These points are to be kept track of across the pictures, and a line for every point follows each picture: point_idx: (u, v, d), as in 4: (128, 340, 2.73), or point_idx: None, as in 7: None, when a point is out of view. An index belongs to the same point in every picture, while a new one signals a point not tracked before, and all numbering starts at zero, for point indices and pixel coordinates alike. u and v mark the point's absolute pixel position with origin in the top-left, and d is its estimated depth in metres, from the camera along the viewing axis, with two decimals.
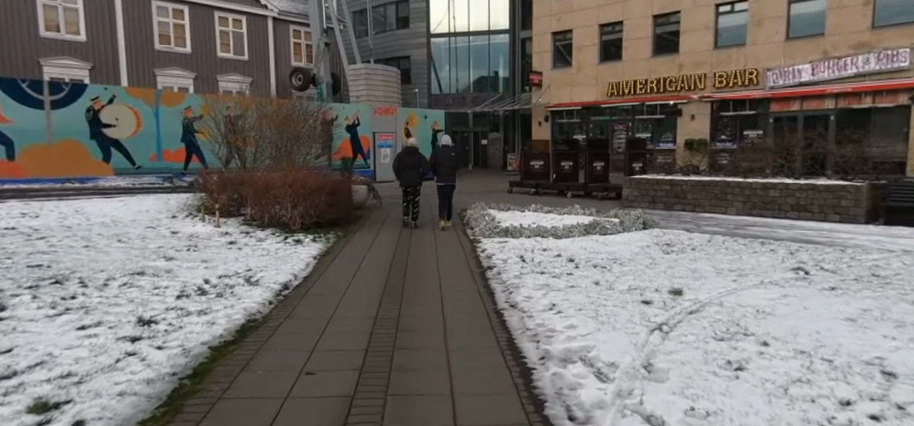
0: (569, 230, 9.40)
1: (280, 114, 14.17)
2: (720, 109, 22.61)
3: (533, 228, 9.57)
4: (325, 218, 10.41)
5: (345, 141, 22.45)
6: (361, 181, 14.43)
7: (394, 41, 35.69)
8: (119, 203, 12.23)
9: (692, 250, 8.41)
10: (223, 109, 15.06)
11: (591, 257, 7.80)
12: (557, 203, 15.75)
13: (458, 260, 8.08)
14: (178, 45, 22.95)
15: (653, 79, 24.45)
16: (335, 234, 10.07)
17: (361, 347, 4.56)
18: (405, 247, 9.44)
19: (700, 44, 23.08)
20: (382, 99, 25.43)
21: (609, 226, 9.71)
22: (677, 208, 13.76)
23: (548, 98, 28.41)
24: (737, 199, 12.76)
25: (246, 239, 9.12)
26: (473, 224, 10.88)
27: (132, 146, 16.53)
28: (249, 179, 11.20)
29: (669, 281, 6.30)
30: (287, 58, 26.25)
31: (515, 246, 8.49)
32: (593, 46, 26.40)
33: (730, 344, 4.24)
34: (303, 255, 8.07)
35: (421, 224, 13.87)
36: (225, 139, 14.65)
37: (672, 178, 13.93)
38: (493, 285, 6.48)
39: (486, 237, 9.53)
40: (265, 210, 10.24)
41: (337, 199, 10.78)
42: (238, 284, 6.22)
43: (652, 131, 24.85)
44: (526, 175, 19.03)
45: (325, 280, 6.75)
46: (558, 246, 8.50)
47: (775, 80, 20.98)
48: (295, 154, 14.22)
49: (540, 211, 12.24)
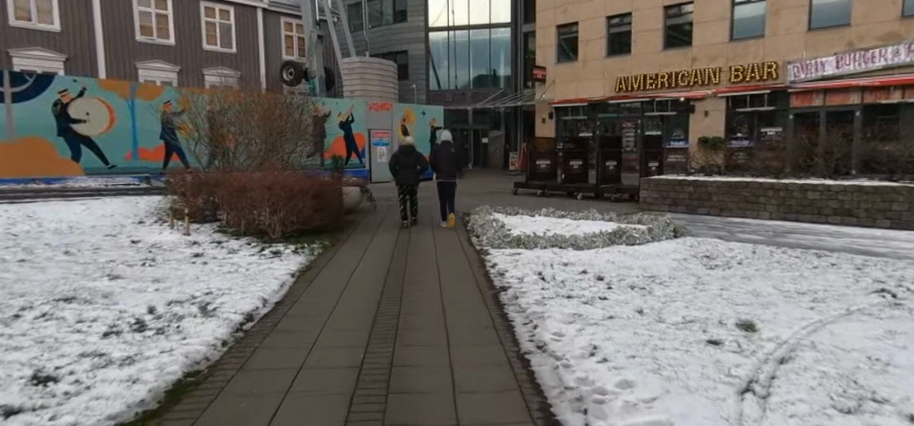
0: (591, 240, 8.12)
1: (264, 108, 12.77)
2: (736, 106, 21.35)
3: (549, 237, 8.29)
4: (310, 228, 9.10)
5: (338, 139, 21.16)
6: (354, 181, 13.17)
7: (390, 35, 34.30)
8: (79, 206, 10.93)
9: (739, 264, 7.15)
10: (203, 102, 13.58)
11: (624, 275, 6.53)
12: (567, 206, 14.45)
13: (464, 276, 6.76)
14: (161, 36, 21.62)
15: (663, 74, 23.19)
16: (320, 243, 8.75)
17: (340, 413, 3.22)
18: (402, 257, 8.13)
19: (714, 36, 21.84)
20: (378, 95, 24.13)
21: (637, 235, 8.43)
22: (702, 211, 12.49)
23: (553, 94, 27.14)
24: (770, 201, 11.50)
25: (216, 251, 7.82)
26: (479, 231, 9.60)
27: (105, 143, 15.24)
28: (224, 180, 9.92)
29: (732, 310, 5.02)
30: (277, 51, 24.92)
31: (531, 261, 7.21)
32: (600, 40, 25.18)
33: (864, 422, 2.95)
34: (279, 272, 6.76)
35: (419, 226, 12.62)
36: (204, 137, 13.21)
37: (696, 179, 12.65)
38: (511, 313, 5.16)
39: (495, 247, 8.26)
40: (241, 216, 8.97)
41: (323, 203, 9.47)
42: (188, 315, 4.90)
43: (662, 129, 23.60)
44: (532, 174, 17.74)
45: (301, 307, 5.43)
46: (582, 261, 7.23)
47: (796, 74, 19.72)
48: (281, 153, 12.91)
49: (553, 215, 10.96)
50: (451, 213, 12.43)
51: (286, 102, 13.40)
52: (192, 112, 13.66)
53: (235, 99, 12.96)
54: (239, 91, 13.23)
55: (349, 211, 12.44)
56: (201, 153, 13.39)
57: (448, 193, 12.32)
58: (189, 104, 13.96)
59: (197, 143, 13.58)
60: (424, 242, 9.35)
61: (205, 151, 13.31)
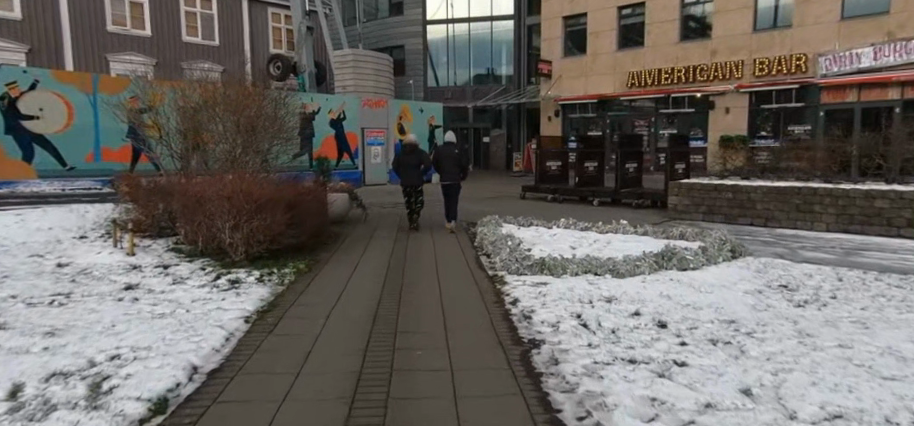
0: (634, 266, 6.42)
1: (245, 103, 10.82)
2: (759, 102, 19.72)
3: (581, 261, 6.61)
4: (279, 248, 7.38)
5: (330, 139, 19.46)
6: (342, 186, 11.46)
7: (385, 29, 32.53)
8: (13, 216, 9.21)
9: (835, 300, 5.49)
10: (172, 97, 11.43)
11: (695, 320, 4.84)
12: (585, 214, 12.83)
13: (478, 320, 5.06)
14: (135, 27, 19.89)
15: (680, 68, 21.54)
16: (293, 266, 7.04)
17: None
18: (396, 286, 6.46)
19: (736, 26, 20.20)
20: (372, 91, 22.44)
21: (691, 256, 6.74)
22: (743, 221, 10.85)
23: (559, 90, 25.47)
24: (827, 210, 9.85)
25: (157, 281, 6.10)
26: (490, 248, 7.92)
27: (61, 143, 13.57)
28: (179, 186, 8.23)
29: (889, 392, 3.34)
30: (264, 44, 23.25)
31: (566, 297, 5.51)
32: (611, 32, 23.55)
33: None
34: (229, 314, 5.03)
35: (425, 228, 11.30)
36: (172, 132, 11.21)
37: (736, 183, 11.01)
38: (554, 396, 3.44)
39: (515, 274, 6.56)
40: (198, 230, 7.27)
41: (298, 215, 7.78)
42: (62, 408, 3.17)
43: (678, 127, 21.96)
44: (541, 177, 15.97)
45: (247, 382, 3.70)
46: (630, 296, 5.56)
47: (828, 67, 18.07)
48: (258, 155, 10.96)
49: (575, 228, 9.30)
50: (454, 217, 10.90)
51: (269, 98, 11.55)
52: (158, 108, 11.64)
53: (207, 95, 10.88)
54: (211, 81, 11.33)
55: (335, 222, 10.73)
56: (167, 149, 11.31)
57: (453, 193, 11.03)
58: (157, 101, 11.74)
59: (158, 138, 11.49)
60: (423, 262, 7.66)
61: (171, 148, 11.24)
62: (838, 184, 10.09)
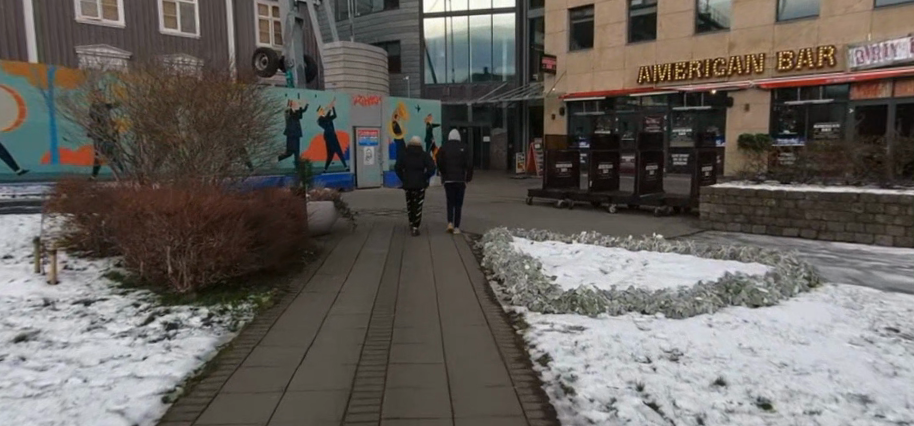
0: (695, 303, 4.93)
1: (215, 90, 8.25)
2: (782, 98, 18.32)
3: (622, 295, 5.16)
4: (236, 277, 5.82)
5: (319, 138, 18.02)
6: (327, 192, 9.93)
7: (379, 24, 30.99)
8: None
9: None
10: (124, 86, 8.47)
11: (812, 399, 3.34)
12: (604, 225, 11.40)
13: (496, 393, 3.57)
14: (108, 18, 18.35)
15: (695, 62, 20.12)
16: (255, 300, 5.52)
17: None
18: (386, 328, 4.98)
19: (757, 17, 18.76)
20: (365, 86, 20.80)
21: (763, 287, 5.27)
22: (789, 233, 9.42)
23: (564, 87, 24.02)
24: (893, 221, 8.42)
25: (69, 328, 4.57)
26: (502, 271, 6.45)
27: (12, 143, 12.08)
28: (116, 197, 6.63)
29: None
30: (250, 38, 21.77)
31: (617, 354, 4.03)
32: (620, 24, 22.11)
33: None
34: (144, 387, 3.51)
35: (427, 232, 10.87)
36: (130, 132, 8.31)
37: (780, 189, 9.55)
38: None
39: (541, 313, 5.06)
40: (136, 256, 5.67)
41: (264, 234, 6.24)
42: None
43: (692, 125, 20.59)
44: (550, 180, 14.48)
45: None
46: (701, 352, 4.08)
47: (859, 60, 16.66)
48: (230, 158, 8.44)
49: (600, 245, 7.86)
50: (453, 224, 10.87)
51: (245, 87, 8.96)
52: (113, 103, 8.68)
53: (165, 81, 8.10)
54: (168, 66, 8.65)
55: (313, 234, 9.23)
56: (123, 156, 8.45)
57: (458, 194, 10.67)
58: (106, 90, 8.81)
59: (114, 140, 8.51)
60: (420, 292, 6.17)
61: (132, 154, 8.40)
62: (902, 190, 8.66)
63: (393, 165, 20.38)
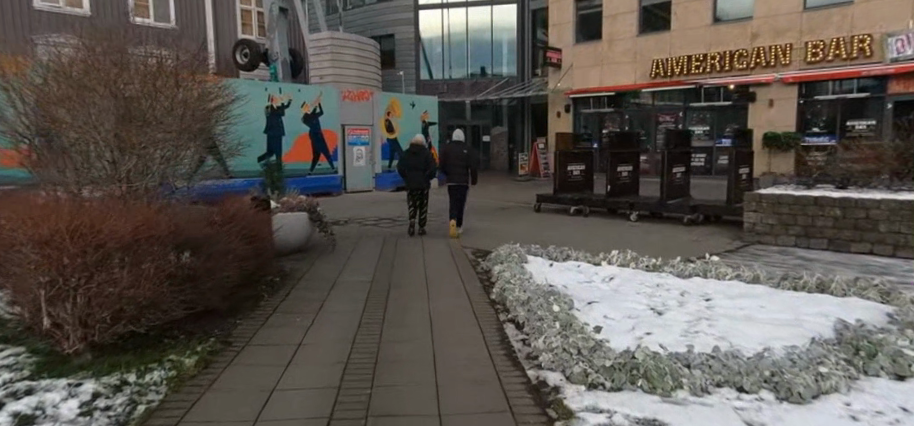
0: (817, 376, 3.29)
1: (170, 73, 6.18)
2: (811, 93, 16.79)
3: (705, 361, 3.52)
4: (147, 327, 4.12)
5: (304, 138, 16.35)
6: (301, 200, 8.28)
7: (373, 16, 29.37)
8: None
9: None
10: (36, 69, 5.72)
11: None
12: (629, 240, 9.78)
13: None
14: (71, 5, 16.77)
15: (713, 54, 18.56)
16: (174, 365, 3.86)
17: None
18: (359, 412, 3.32)
19: (782, 5, 17.18)
20: (356, 80, 19.03)
21: (909, 347, 3.65)
22: (857, 248, 7.85)
23: (570, 83, 22.41)
24: None
25: None
26: (520, 312, 4.83)
27: None
28: None
29: None
30: (231, 29, 20.18)
31: None
32: (631, 14, 20.56)
33: None
34: None
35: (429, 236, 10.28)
36: (44, 129, 5.66)
37: (845, 196, 7.97)
38: None
39: (587, 389, 3.45)
40: (9, 302, 3.98)
41: (199, 264, 4.57)
42: None
43: (710, 123, 19.05)
44: (561, 184, 12.86)
45: None
46: None
47: (900, 50, 15.12)
48: (184, 157, 6.37)
49: (640, 270, 6.28)
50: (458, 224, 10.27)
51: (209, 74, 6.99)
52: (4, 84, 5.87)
53: (90, 58, 5.74)
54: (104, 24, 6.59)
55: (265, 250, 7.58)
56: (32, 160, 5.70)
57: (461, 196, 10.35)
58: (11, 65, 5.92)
59: (23, 140, 5.82)
60: (410, 342, 4.50)
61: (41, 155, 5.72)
62: None
63: (385, 166, 18.76)
